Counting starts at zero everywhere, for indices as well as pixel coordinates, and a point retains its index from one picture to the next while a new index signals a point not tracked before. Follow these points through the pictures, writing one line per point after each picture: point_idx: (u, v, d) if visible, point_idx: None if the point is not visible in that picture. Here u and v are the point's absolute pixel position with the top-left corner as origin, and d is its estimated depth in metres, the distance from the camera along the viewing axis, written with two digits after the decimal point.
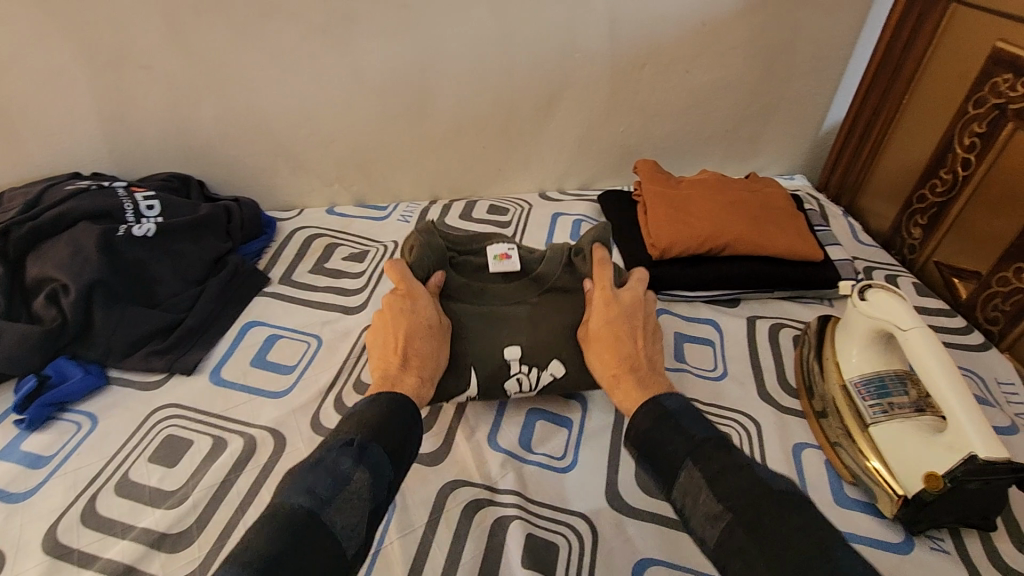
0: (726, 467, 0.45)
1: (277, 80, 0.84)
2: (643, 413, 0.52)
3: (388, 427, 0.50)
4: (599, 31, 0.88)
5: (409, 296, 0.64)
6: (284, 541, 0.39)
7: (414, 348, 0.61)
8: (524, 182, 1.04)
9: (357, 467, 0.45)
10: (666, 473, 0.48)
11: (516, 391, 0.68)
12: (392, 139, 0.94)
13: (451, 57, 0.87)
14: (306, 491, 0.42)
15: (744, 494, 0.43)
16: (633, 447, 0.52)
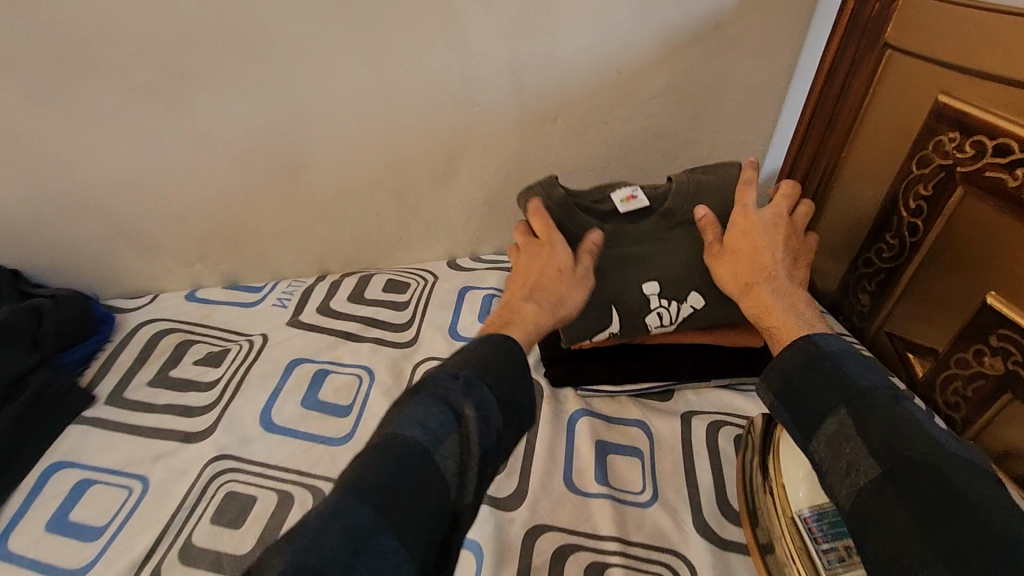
0: (887, 419, 0.44)
1: (103, 150, 0.69)
2: (792, 353, 0.52)
3: (492, 359, 0.49)
4: (498, 81, 0.76)
5: (540, 236, 0.66)
6: (401, 473, 0.40)
7: (544, 286, 0.63)
8: (431, 250, 0.90)
9: (467, 404, 0.45)
10: (812, 417, 0.48)
11: (658, 326, 0.70)
12: (262, 211, 0.79)
13: (320, 116, 0.73)
14: (421, 424, 0.43)
15: (903, 453, 0.42)
16: (773, 389, 0.52)
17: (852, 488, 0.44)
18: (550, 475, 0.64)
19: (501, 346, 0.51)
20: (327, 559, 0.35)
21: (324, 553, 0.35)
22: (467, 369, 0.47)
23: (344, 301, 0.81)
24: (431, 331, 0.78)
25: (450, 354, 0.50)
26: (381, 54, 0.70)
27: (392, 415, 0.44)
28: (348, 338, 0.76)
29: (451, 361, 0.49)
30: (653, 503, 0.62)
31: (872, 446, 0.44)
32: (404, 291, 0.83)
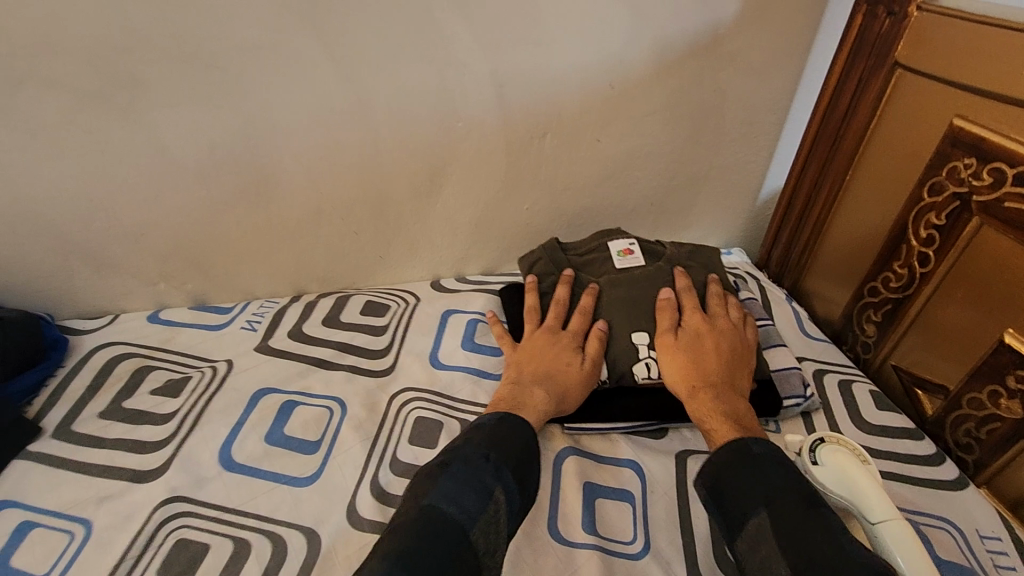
0: (799, 517, 0.45)
1: (53, 162, 0.64)
2: (728, 451, 0.53)
3: (511, 440, 0.55)
4: (483, 95, 0.72)
5: (573, 330, 0.69)
6: (435, 544, 0.45)
7: (560, 374, 0.65)
8: (413, 270, 0.85)
9: (495, 484, 0.51)
10: (737, 513, 0.49)
11: (644, 377, 0.67)
12: (231, 228, 0.74)
13: (291, 129, 0.68)
14: (455, 502, 0.48)
15: (805, 552, 0.43)
16: (704, 486, 0.53)
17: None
18: (533, 522, 0.58)
19: (523, 426, 0.57)
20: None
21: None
22: (492, 451, 0.53)
23: (318, 324, 0.76)
24: (409, 359, 0.73)
25: (470, 433, 0.56)
26: (357, 66, 0.65)
27: (430, 488, 0.49)
28: (320, 365, 0.71)
29: (478, 439, 0.54)
30: (643, 555, 0.56)
31: (782, 541, 0.44)
32: (383, 313, 0.79)
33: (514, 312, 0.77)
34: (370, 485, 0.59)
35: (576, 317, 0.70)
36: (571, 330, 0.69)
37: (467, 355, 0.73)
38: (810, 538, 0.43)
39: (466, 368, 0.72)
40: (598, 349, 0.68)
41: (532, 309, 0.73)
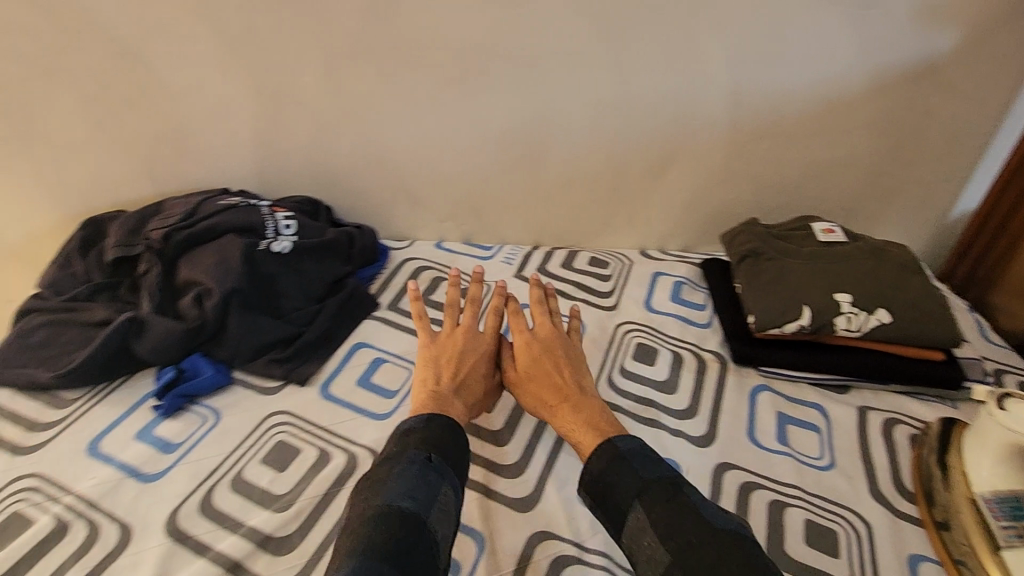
0: (673, 513, 0.54)
1: (411, 120, 0.89)
2: (601, 454, 0.61)
3: (445, 443, 0.60)
4: (721, 102, 0.89)
5: (489, 334, 0.75)
6: (402, 536, 0.50)
7: (472, 383, 0.71)
8: (627, 238, 1.04)
9: (440, 481, 0.57)
10: (620, 511, 0.57)
11: (844, 328, 0.79)
12: (507, 186, 0.97)
13: (573, 115, 0.89)
14: (408, 496, 0.53)
15: (681, 542, 0.52)
16: (587, 491, 0.60)
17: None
18: (736, 427, 0.74)
19: (448, 425, 0.63)
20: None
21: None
22: (433, 453, 0.59)
23: (557, 267, 0.97)
24: (631, 302, 0.91)
25: (404, 437, 0.60)
26: (634, 71, 0.86)
27: (385, 487, 0.54)
28: (563, 295, 0.91)
29: (414, 443, 0.59)
30: (830, 468, 0.70)
31: (661, 535, 0.53)
32: (606, 267, 0.98)
33: (717, 280, 0.94)
34: (607, 380, 0.79)
35: (468, 315, 0.76)
36: (490, 335, 0.75)
37: (678, 309, 0.91)
38: (687, 539, 0.51)
39: (676, 314, 0.90)
40: (496, 341, 0.75)
41: (422, 317, 0.76)
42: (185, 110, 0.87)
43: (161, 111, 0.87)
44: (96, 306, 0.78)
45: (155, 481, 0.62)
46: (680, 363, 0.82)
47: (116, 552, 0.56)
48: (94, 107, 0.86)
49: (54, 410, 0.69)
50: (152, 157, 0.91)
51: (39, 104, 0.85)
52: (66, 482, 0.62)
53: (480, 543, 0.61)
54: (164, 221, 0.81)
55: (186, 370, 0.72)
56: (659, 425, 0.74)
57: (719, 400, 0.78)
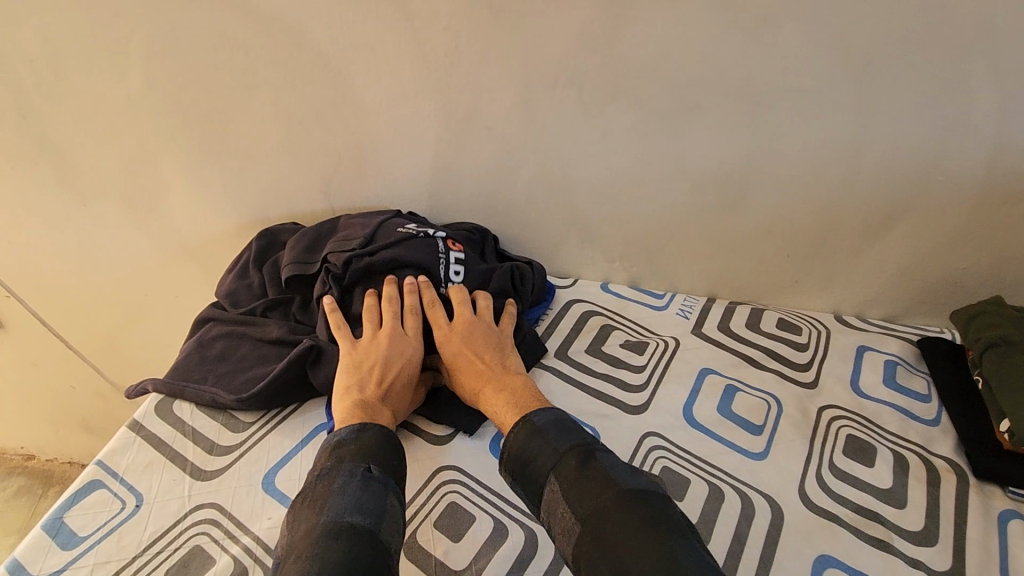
0: (585, 477, 0.53)
1: (602, 155, 0.82)
2: (517, 431, 0.60)
3: (385, 452, 0.57)
4: (976, 156, 0.75)
5: (413, 338, 0.71)
6: (364, 556, 0.47)
7: (399, 390, 0.67)
8: (820, 300, 0.91)
9: (388, 492, 0.54)
10: (537, 486, 0.56)
11: None
12: (692, 231, 0.87)
13: (788, 161, 0.78)
14: (358, 511, 0.50)
15: (596, 505, 0.50)
16: (507, 471, 0.59)
17: (573, 547, 0.50)
18: (988, 565, 0.60)
19: (382, 433, 0.59)
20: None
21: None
22: (373, 463, 0.55)
23: (741, 327, 0.86)
24: (833, 380, 0.78)
25: (338, 449, 0.57)
26: (874, 115, 0.74)
27: (331, 505, 0.50)
28: (752, 363, 0.80)
29: (352, 454, 0.56)
30: None
31: (573, 502, 0.52)
32: (798, 332, 0.86)
33: (943, 367, 0.79)
34: (817, 478, 0.67)
35: (391, 318, 0.72)
36: (411, 335, 0.71)
37: (894, 396, 0.77)
38: (604, 505, 0.50)
39: (893, 404, 0.75)
40: (417, 340, 0.71)
41: (343, 330, 0.71)
42: (373, 129, 0.85)
43: (349, 129, 0.85)
44: (270, 323, 0.76)
45: None
46: (905, 468, 0.68)
47: None
48: (286, 122, 0.86)
49: (232, 433, 0.67)
50: (331, 172, 0.91)
51: (237, 117, 0.87)
52: (243, 520, 0.59)
53: None
54: (343, 244, 0.77)
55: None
56: (893, 549, 0.61)
57: (961, 525, 0.63)
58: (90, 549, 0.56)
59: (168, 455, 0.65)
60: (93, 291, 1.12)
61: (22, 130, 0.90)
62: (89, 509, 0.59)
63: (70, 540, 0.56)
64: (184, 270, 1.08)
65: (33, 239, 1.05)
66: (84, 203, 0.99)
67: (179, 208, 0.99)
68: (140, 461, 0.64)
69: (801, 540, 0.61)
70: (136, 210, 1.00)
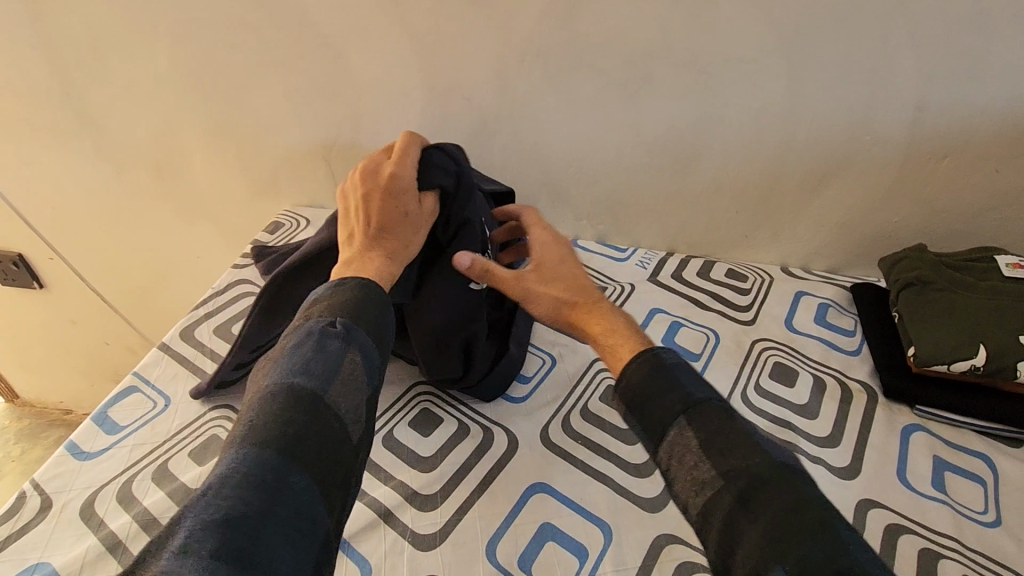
0: (729, 433, 0.46)
1: (566, 121, 0.92)
2: (638, 364, 0.52)
3: (355, 309, 0.53)
4: (901, 116, 0.83)
5: (397, 165, 0.67)
6: (302, 417, 0.44)
7: (390, 231, 0.64)
8: (769, 253, 1.00)
9: (346, 348, 0.50)
10: (658, 427, 0.49)
11: None
12: (649, 190, 0.97)
13: (731, 124, 0.88)
14: (305, 372, 0.47)
15: (746, 468, 0.44)
16: (620, 399, 0.52)
17: (703, 500, 0.44)
18: (882, 465, 0.70)
19: (360, 289, 0.56)
20: (249, 496, 0.39)
21: (244, 496, 0.39)
22: (337, 321, 0.52)
23: (693, 275, 0.96)
24: (770, 319, 0.88)
25: (309, 309, 0.54)
26: (803, 79, 0.82)
27: (277, 367, 0.47)
28: (697, 305, 0.90)
29: (319, 312, 0.53)
30: (997, 525, 0.64)
31: (712, 455, 0.45)
32: (744, 280, 0.95)
33: (869, 307, 0.88)
34: (741, 395, 0.77)
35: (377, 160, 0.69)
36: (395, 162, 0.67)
37: (820, 332, 0.86)
38: (755, 467, 0.43)
39: (819, 338, 0.85)
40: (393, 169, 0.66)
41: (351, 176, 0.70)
42: (367, 101, 0.97)
43: (346, 102, 0.97)
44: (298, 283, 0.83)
45: None
46: (822, 389, 0.78)
47: None
48: (291, 95, 0.98)
49: None
50: (330, 142, 1.03)
51: (248, 91, 0.99)
52: None
53: (606, 537, 0.61)
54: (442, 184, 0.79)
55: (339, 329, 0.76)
56: (797, 449, 0.71)
57: (864, 434, 0.73)
58: (130, 434, 0.69)
59: (191, 368, 0.78)
60: (126, 252, 1.27)
61: (67, 106, 1.04)
62: (127, 406, 0.72)
63: (114, 428, 0.70)
64: (204, 232, 1.21)
65: (73, 205, 1.19)
66: (118, 171, 1.13)
67: (200, 175, 1.12)
68: (168, 373, 0.77)
69: None
70: (164, 177, 1.13)
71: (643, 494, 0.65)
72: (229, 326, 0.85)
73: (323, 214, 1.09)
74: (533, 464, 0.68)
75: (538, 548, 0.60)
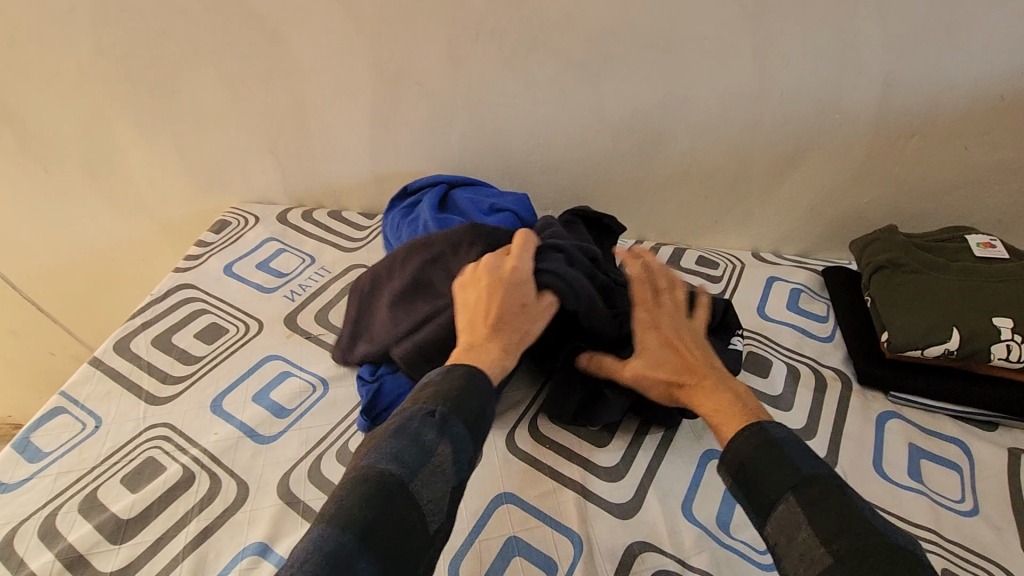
0: (839, 513, 0.43)
1: (526, 105, 0.87)
2: (745, 436, 0.50)
3: (463, 398, 0.51)
4: (869, 93, 0.80)
5: (514, 257, 0.64)
6: (382, 508, 0.43)
7: (507, 319, 0.60)
8: (740, 238, 0.97)
9: (441, 440, 0.47)
10: (764, 499, 0.46)
11: (1001, 357, 0.70)
12: (615, 176, 0.93)
13: (697, 105, 0.84)
14: (395, 458, 0.45)
15: (862, 552, 0.41)
16: (726, 470, 0.50)
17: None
18: (859, 456, 0.68)
19: (467, 376, 0.53)
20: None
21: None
22: (439, 407, 0.49)
23: (663, 264, 0.93)
24: (742, 308, 0.85)
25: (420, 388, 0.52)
26: (770, 57, 0.79)
27: (373, 445, 0.46)
28: None
29: (425, 395, 0.51)
30: (974, 514, 0.62)
31: (823, 533, 0.42)
32: (715, 267, 0.92)
33: (841, 291, 0.86)
34: None
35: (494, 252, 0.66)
36: (512, 255, 0.65)
37: (793, 319, 0.84)
38: (865, 547, 0.41)
39: (792, 325, 0.83)
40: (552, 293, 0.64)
41: (512, 254, 0.65)
42: (313, 87, 0.90)
43: (290, 89, 0.91)
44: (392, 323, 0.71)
45: (267, 444, 0.65)
46: (796, 378, 0.76)
47: (233, 508, 0.59)
48: (230, 83, 0.91)
49: (184, 365, 0.74)
50: (276, 133, 0.96)
51: (184, 79, 0.92)
52: (192, 435, 0.66)
53: (576, 549, 0.58)
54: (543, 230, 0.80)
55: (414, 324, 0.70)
56: None
57: (839, 424, 0.71)
58: (55, 461, 0.63)
59: (125, 385, 0.71)
60: (64, 256, 1.18)
61: None
62: (53, 430, 0.66)
63: (37, 454, 0.64)
64: (148, 233, 1.14)
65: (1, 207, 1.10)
66: (47, 170, 1.04)
67: (138, 172, 1.04)
68: (100, 391, 0.71)
69: (693, 438, 0.67)
70: (99, 175, 1.05)
71: (613, 501, 0.62)
72: (170, 336, 0.78)
73: (273, 210, 1.03)
74: (500, 472, 0.64)
75: (504, 565, 0.57)
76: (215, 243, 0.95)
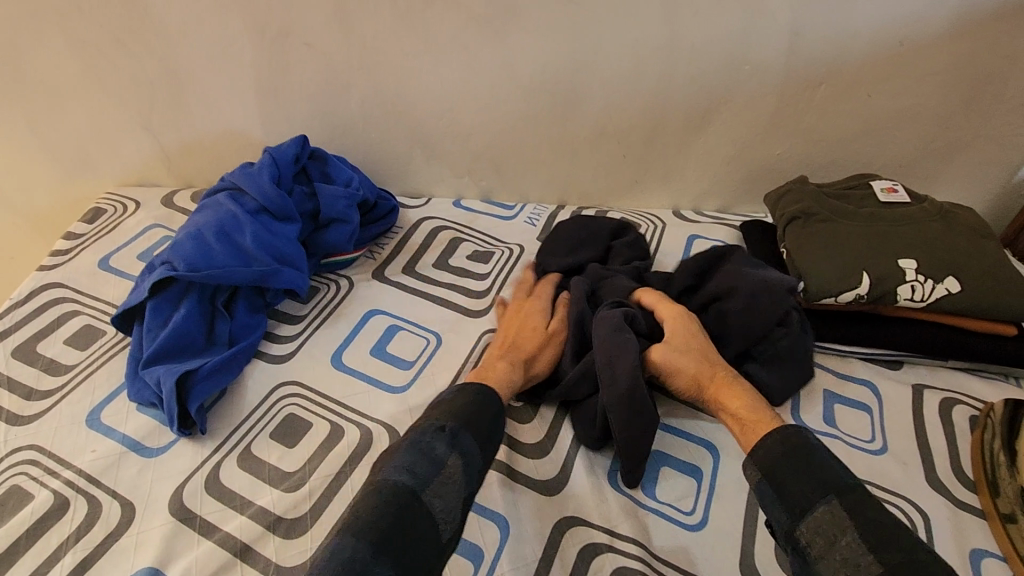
0: (876, 518, 0.45)
1: (430, 65, 0.81)
2: (779, 438, 0.52)
3: (477, 415, 0.52)
4: (778, 44, 0.79)
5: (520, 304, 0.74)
6: (393, 517, 0.44)
7: (533, 346, 0.66)
8: (661, 197, 0.95)
9: (450, 451, 0.49)
10: (800, 501, 0.48)
11: (907, 298, 0.72)
12: (530, 140, 0.89)
13: (609, 60, 0.80)
14: (407, 470, 0.46)
15: (901, 558, 0.43)
16: (757, 472, 0.51)
17: None
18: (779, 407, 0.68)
19: (478, 392, 0.54)
20: None
21: None
22: (448, 422, 0.51)
23: None
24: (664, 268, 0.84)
25: (427, 409, 0.53)
26: (678, 8, 0.76)
27: (384, 463, 0.47)
28: None
29: (438, 410, 0.52)
30: (884, 452, 0.65)
31: (865, 538, 0.45)
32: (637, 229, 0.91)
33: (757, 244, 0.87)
34: None
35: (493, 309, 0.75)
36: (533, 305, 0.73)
37: None
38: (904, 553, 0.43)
39: None
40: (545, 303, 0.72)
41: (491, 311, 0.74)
42: (185, 52, 0.79)
43: (156, 54, 0.80)
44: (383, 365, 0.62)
45: (155, 458, 0.58)
46: None
47: (117, 533, 0.53)
48: (87, 51, 0.79)
49: (52, 377, 0.65)
50: (149, 106, 0.85)
51: (30, 47, 0.79)
52: (65, 456, 0.58)
53: (502, 530, 0.55)
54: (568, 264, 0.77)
55: (206, 253, 0.68)
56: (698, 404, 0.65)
57: None
58: None
59: None
60: None
61: None
62: None
63: None
64: (11, 226, 1.00)
65: None
66: None
67: None
68: None
69: None
70: None
71: (540, 479, 0.60)
72: (33, 345, 0.69)
73: (156, 194, 0.92)
74: None
75: None
76: (87, 234, 0.84)
